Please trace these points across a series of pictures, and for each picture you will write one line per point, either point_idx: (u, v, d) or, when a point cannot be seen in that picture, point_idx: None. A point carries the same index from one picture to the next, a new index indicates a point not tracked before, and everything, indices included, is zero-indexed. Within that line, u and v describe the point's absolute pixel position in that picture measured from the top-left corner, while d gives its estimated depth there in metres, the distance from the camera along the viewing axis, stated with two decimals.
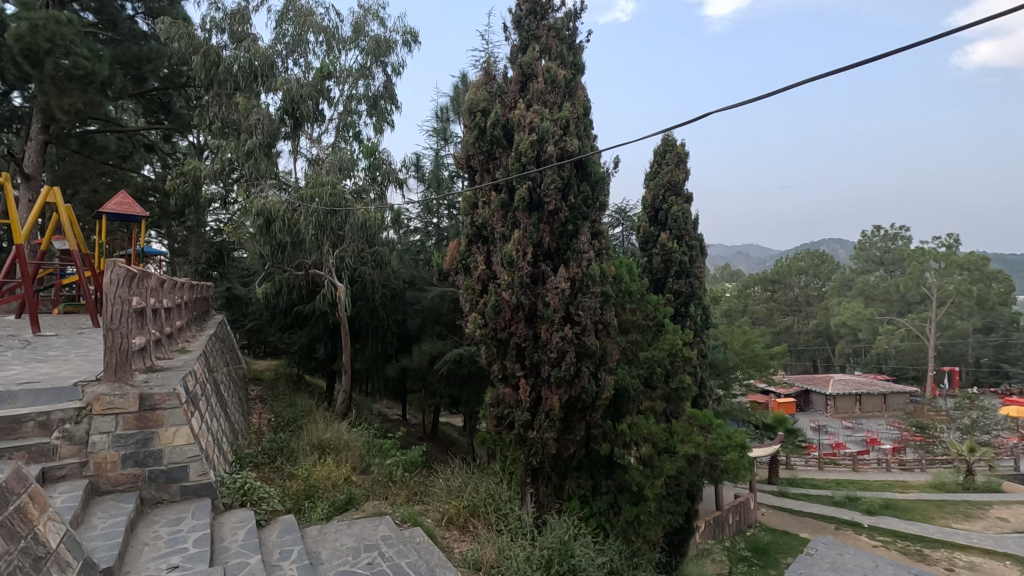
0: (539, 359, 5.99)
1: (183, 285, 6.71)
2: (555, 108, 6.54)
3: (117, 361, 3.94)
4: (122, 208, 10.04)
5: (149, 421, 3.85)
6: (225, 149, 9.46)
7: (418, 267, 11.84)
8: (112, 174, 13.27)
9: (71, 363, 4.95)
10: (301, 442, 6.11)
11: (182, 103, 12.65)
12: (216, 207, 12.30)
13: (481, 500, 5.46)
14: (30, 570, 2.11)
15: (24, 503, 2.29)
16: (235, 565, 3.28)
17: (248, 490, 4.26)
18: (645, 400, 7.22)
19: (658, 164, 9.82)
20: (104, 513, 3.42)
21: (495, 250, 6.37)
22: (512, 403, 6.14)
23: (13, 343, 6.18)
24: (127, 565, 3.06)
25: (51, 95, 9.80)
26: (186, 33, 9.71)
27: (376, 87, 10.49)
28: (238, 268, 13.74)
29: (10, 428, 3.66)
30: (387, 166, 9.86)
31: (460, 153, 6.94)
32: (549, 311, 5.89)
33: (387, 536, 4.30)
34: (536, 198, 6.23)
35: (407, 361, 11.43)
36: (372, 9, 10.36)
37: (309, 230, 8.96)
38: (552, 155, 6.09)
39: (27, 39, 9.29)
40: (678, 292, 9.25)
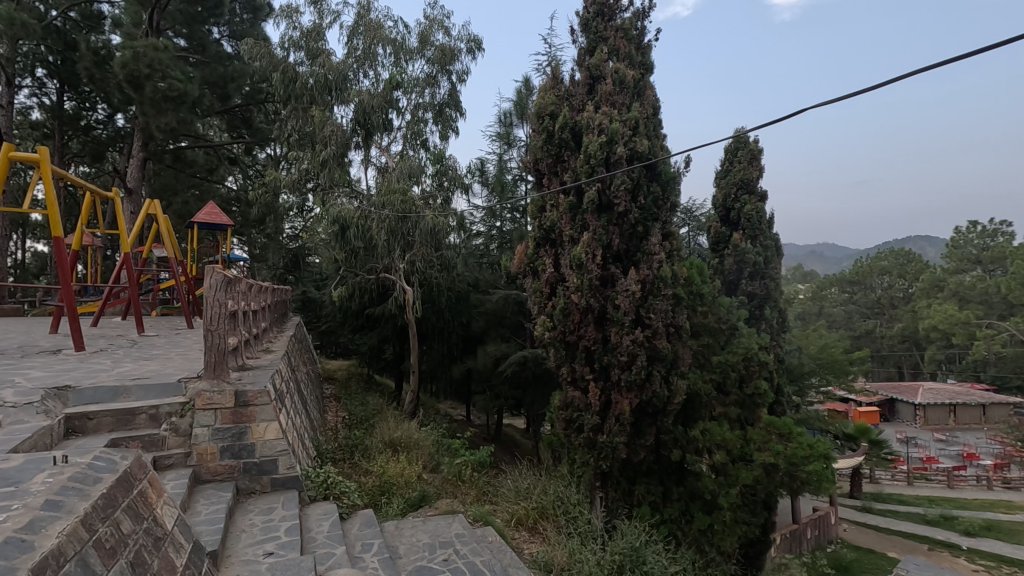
0: (608, 362, 5.95)
1: (265, 289, 7.14)
2: (623, 109, 6.47)
3: (215, 360, 4.24)
4: (210, 217, 10.81)
5: (244, 416, 4.13)
6: (303, 160, 10.01)
7: (483, 271, 12.09)
8: (200, 186, 14.60)
9: (173, 361, 5.41)
10: (374, 439, 6.34)
11: (261, 118, 13.51)
12: (293, 216, 13.03)
13: (549, 503, 5.49)
14: (151, 549, 2.32)
15: (145, 488, 2.54)
16: (323, 554, 3.45)
17: (330, 485, 4.48)
18: (718, 406, 7.02)
19: (730, 162, 9.45)
20: (206, 500, 3.69)
21: (564, 253, 6.40)
22: (581, 407, 6.11)
23: (122, 342, 6.82)
24: (228, 549, 3.29)
25: (151, 115, 10.73)
26: (266, 53, 10.36)
27: (441, 95, 10.80)
28: (312, 273, 14.53)
29: (125, 420, 4.02)
30: (454, 172, 10.09)
31: (528, 157, 7.04)
32: (619, 314, 5.83)
33: (461, 534, 4.40)
34: (606, 199, 6.21)
35: (472, 363, 11.69)
36: (438, 18, 10.65)
37: (381, 236, 9.37)
38: (622, 156, 6.05)
39: (130, 66, 10.24)
40: (753, 294, 8.88)
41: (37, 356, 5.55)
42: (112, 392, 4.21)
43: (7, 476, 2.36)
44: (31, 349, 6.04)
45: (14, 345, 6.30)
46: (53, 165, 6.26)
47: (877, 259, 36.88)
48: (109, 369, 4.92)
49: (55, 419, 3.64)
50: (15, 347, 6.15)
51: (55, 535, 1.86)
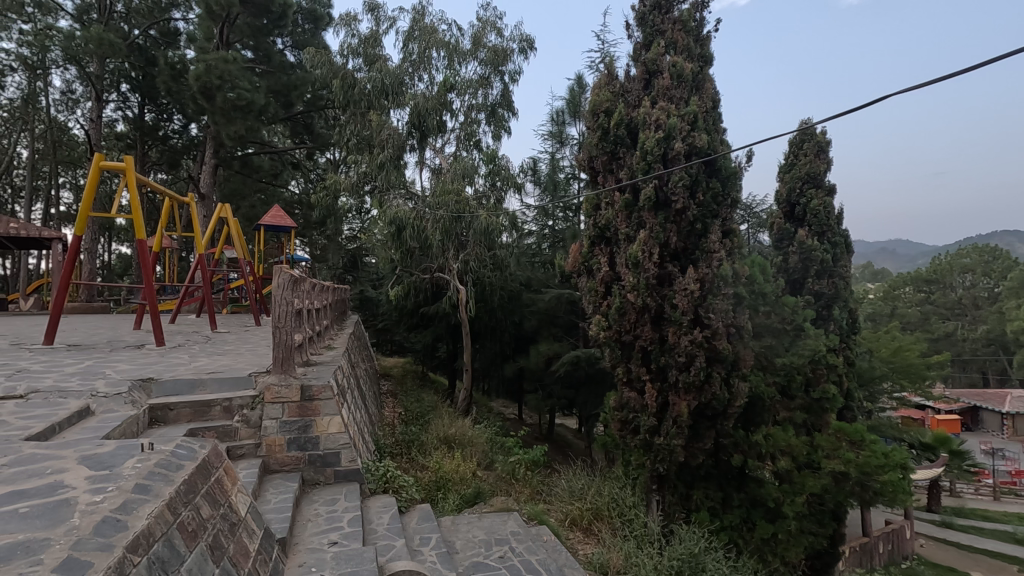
0: (666, 363, 5.83)
1: (326, 288, 7.41)
2: (681, 104, 6.31)
3: (281, 357, 4.43)
4: (275, 220, 11.34)
5: (309, 410, 4.32)
6: (361, 163, 10.34)
7: (534, 270, 12.16)
8: (266, 191, 15.35)
9: (243, 357, 5.71)
10: (429, 435, 6.47)
11: (322, 124, 14.05)
12: (351, 218, 13.50)
13: (604, 504, 5.44)
14: (227, 533, 2.44)
15: (222, 476, 2.69)
16: (383, 546, 3.55)
17: (390, 479, 4.59)
18: (782, 410, 6.78)
19: (794, 156, 9.03)
20: (275, 490, 3.86)
21: (619, 252, 6.33)
22: (637, 408, 6.01)
23: (197, 338, 7.27)
24: (296, 536, 3.44)
25: (222, 124, 11.37)
26: (327, 60, 10.75)
27: (494, 95, 10.90)
28: (368, 273, 15.02)
29: (201, 411, 4.26)
30: (506, 172, 10.14)
31: (582, 154, 7.00)
32: (677, 313, 5.69)
33: (516, 532, 4.42)
34: (663, 197, 6.09)
35: (524, 362, 11.75)
36: (491, 20, 10.73)
37: (436, 236, 9.57)
38: (680, 152, 5.93)
39: (204, 78, 10.93)
40: (820, 293, 8.44)
41: (124, 350, 5.99)
42: (189, 384, 4.48)
43: (101, 460, 2.55)
44: (118, 344, 6.53)
45: (103, 340, 6.83)
46: (138, 173, 6.71)
47: (958, 256, 34.29)
48: (187, 363, 5.25)
49: (141, 409, 3.91)
50: (105, 342, 6.65)
51: (145, 516, 2.00)
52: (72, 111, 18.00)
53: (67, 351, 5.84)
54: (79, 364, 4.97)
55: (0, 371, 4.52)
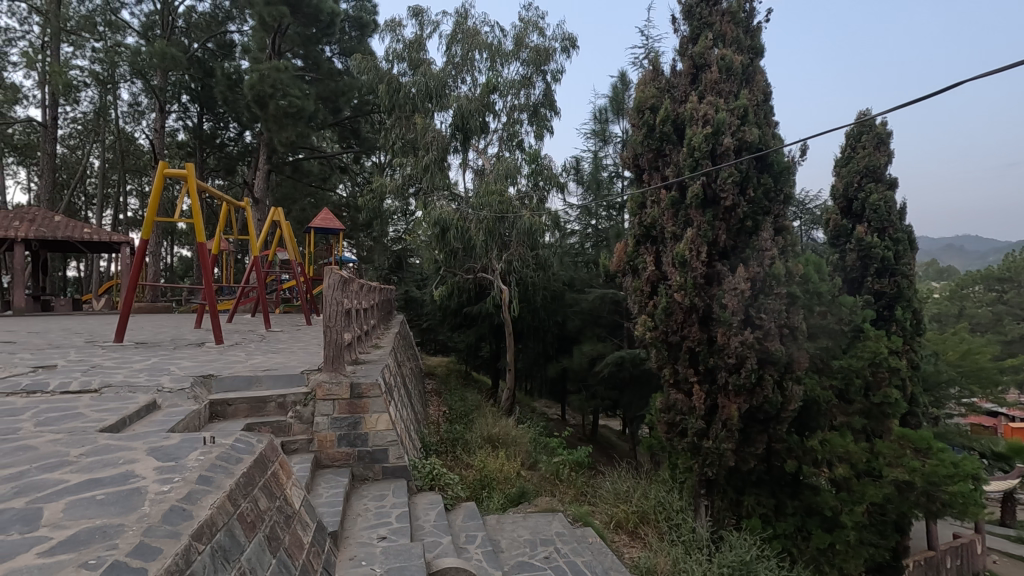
0: (714, 365, 5.68)
1: (373, 288, 7.57)
2: (729, 98, 6.15)
3: (332, 355, 4.57)
4: (325, 222, 11.70)
5: (358, 407, 4.44)
6: (406, 165, 10.53)
7: (578, 270, 12.13)
8: (315, 195, 15.85)
9: (296, 355, 5.92)
10: (473, 433, 6.52)
11: (368, 128, 14.41)
12: (396, 219, 13.77)
13: (650, 507, 5.35)
14: (283, 525, 2.54)
15: (277, 469, 2.80)
16: (430, 543, 3.60)
17: (436, 476, 4.66)
18: (839, 415, 6.51)
19: (852, 148, 8.63)
20: (326, 484, 3.98)
21: (665, 251, 6.22)
22: (684, 410, 5.89)
23: (253, 336, 7.57)
24: (347, 530, 3.53)
25: (274, 131, 11.82)
26: (373, 66, 11.01)
27: (536, 95, 10.91)
28: (413, 273, 15.31)
29: (257, 407, 4.44)
30: (549, 171, 10.12)
31: (626, 152, 6.92)
32: (726, 313, 5.54)
33: (561, 533, 4.41)
34: (711, 194, 5.94)
35: (567, 362, 11.70)
36: (533, 20, 10.74)
37: (480, 236, 9.65)
38: (729, 148, 5.78)
39: (257, 87, 11.40)
40: (880, 292, 8.03)
41: (186, 348, 6.31)
42: (246, 381, 4.68)
43: (168, 452, 2.70)
44: (181, 342, 6.89)
45: (167, 338, 7.21)
46: (198, 180, 7.04)
47: None
48: (244, 360, 5.49)
49: (202, 404, 4.12)
50: (169, 340, 7.04)
51: (208, 507, 2.10)
52: (138, 122, 19.11)
53: (135, 348, 6.21)
54: (147, 361, 5.27)
55: (77, 367, 4.84)
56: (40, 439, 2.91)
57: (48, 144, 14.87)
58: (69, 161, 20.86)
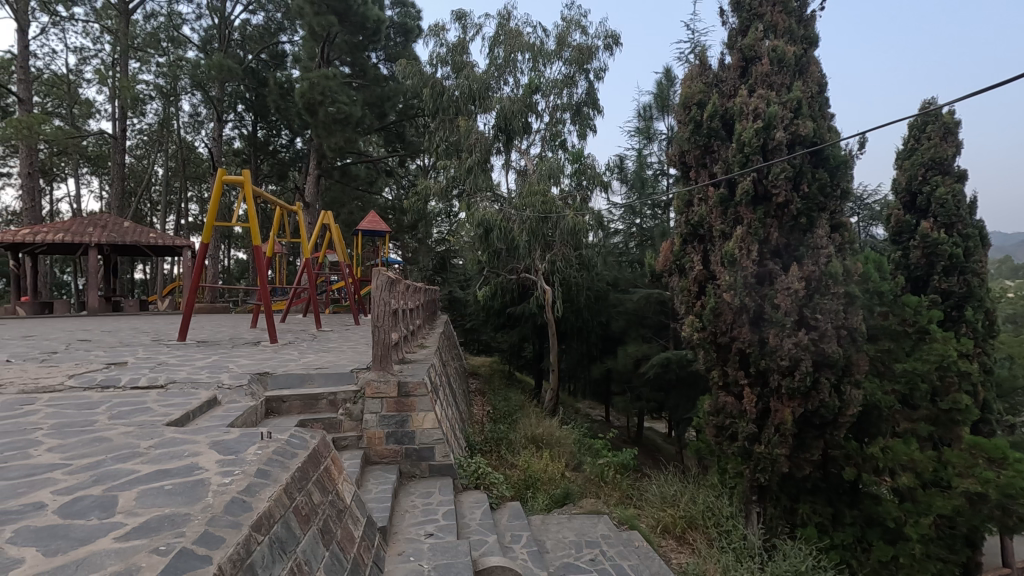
0: (766, 367, 5.49)
1: (418, 288, 7.70)
2: (782, 91, 5.94)
3: (381, 354, 4.67)
4: (372, 225, 12.02)
5: (405, 405, 4.52)
6: (450, 167, 10.66)
7: (622, 270, 12.00)
8: (363, 198, 16.27)
9: (345, 354, 6.09)
10: (517, 434, 6.54)
11: (413, 132, 14.70)
12: (440, 221, 13.98)
13: (699, 513, 5.21)
14: (336, 519, 2.62)
15: (329, 465, 2.90)
16: (476, 541, 3.64)
17: (481, 475, 4.70)
18: (902, 421, 6.17)
19: (915, 140, 8.18)
20: (375, 480, 4.07)
21: (714, 250, 6.07)
22: (734, 413, 5.71)
23: (305, 336, 7.84)
24: (395, 526, 3.61)
25: (323, 137, 12.20)
26: (418, 70, 11.21)
27: (579, 94, 10.86)
28: (456, 274, 15.52)
29: (310, 404, 4.59)
30: (592, 171, 10.05)
31: (672, 150, 6.80)
32: (778, 314, 5.34)
33: (607, 535, 4.37)
34: (763, 190, 5.76)
35: (611, 363, 11.58)
36: (575, 18, 10.68)
37: (523, 237, 9.67)
38: (782, 142, 5.60)
39: (308, 95, 11.83)
40: (948, 291, 7.56)
41: (243, 346, 6.61)
42: (299, 378, 4.85)
43: (229, 446, 2.83)
44: (238, 341, 7.22)
45: (226, 337, 7.56)
46: (254, 186, 7.35)
47: None
48: (297, 359, 5.69)
49: (259, 400, 4.29)
50: (228, 339, 7.39)
51: (266, 499, 2.19)
52: (198, 132, 20.14)
53: (197, 346, 6.55)
54: (208, 359, 5.55)
55: (145, 364, 5.14)
56: (114, 431, 3.11)
57: (118, 154, 15.87)
58: (136, 170, 22.20)
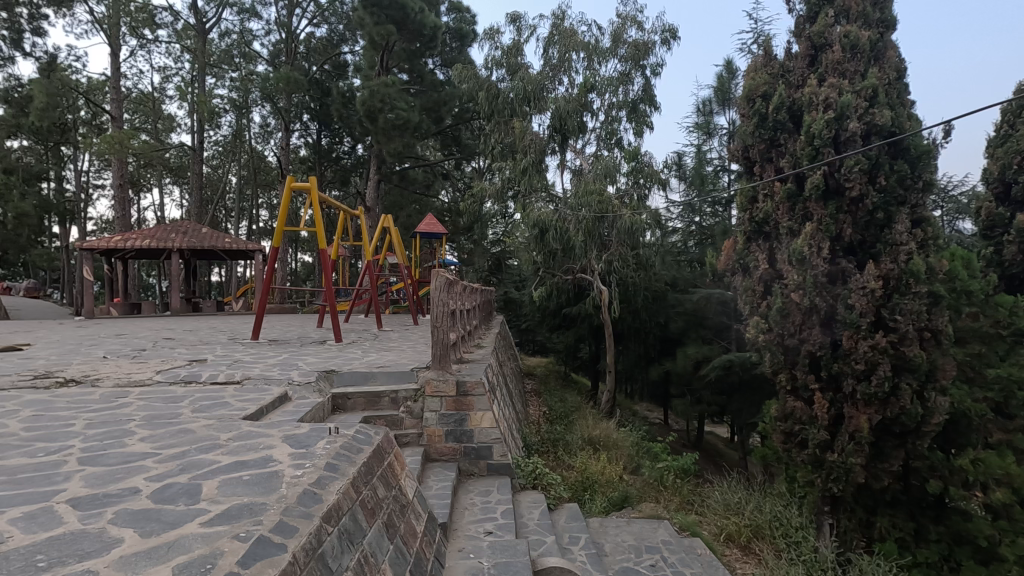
0: (840, 371, 5.22)
1: (474, 289, 7.78)
2: (855, 78, 5.63)
3: (440, 353, 4.76)
4: (429, 227, 12.25)
5: (464, 404, 4.60)
6: (506, 169, 10.73)
7: (681, 269, 11.71)
8: (420, 201, 16.65)
9: (406, 353, 6.24)
10: (574, 435, 6.49)
11: (468, 135, 14.92)
12: (496, 221, 14.11)
13: (765, 522, 4.99)
14: (399, 513, 2.70)
15: (392, 461, 2.99)
16: (535, 541, 3.65)
17: (539, 475, 4.71)
18: (996, 432, 5.69)
19: (1009, 125, 7.53)
20: (435, 477, 4.15)
21: (781, 248, 5.82)
22: (803, 419, 5.43)
23: (367, 336, 8.09)
24: (456, 523, 3.67)
25: (383, 143, 12.58)
26: (474, 74, 11.36)
27: (635, 91, 10.69)
28: (512, 275, 15.64)
29: (373, 401, 4.73)
30: (650, 169, 9.87)
31: (735, 144, 6.57)
32: (853, 315, 5.10)
33: (668, 541, 4.28)
34: (834, 184, 5.51)
35: (670, 365, 11.30)
36: (631, 14, 10.52)
37: (579, 237, 9.59)
38: (856, 133, 5.32)
39: (369, 103, 12.27)
40: None
41: (310, 345, 6.91)
42: (363, 376, 5.01)
43: (300, 440, 2.98)
44: (305, 340, 7.56)
45: (294, 337, 7.92)
46: (319, 191, 7.65)
47: None
48: (361, 358, 5.89)
49: (326, 397, 4.47)
50: (296, 338, 7.72)
51: (335, 492, 2.29)
52: (267, 142, 21.22)
53: (268, 345, 6.91)
54: (279, 357, 5.83)
55: (222, 360, 5.48)
56: (196, 424, 3.33)
57: (196, 165, 16.99)
58: (212, 179, 23.68)
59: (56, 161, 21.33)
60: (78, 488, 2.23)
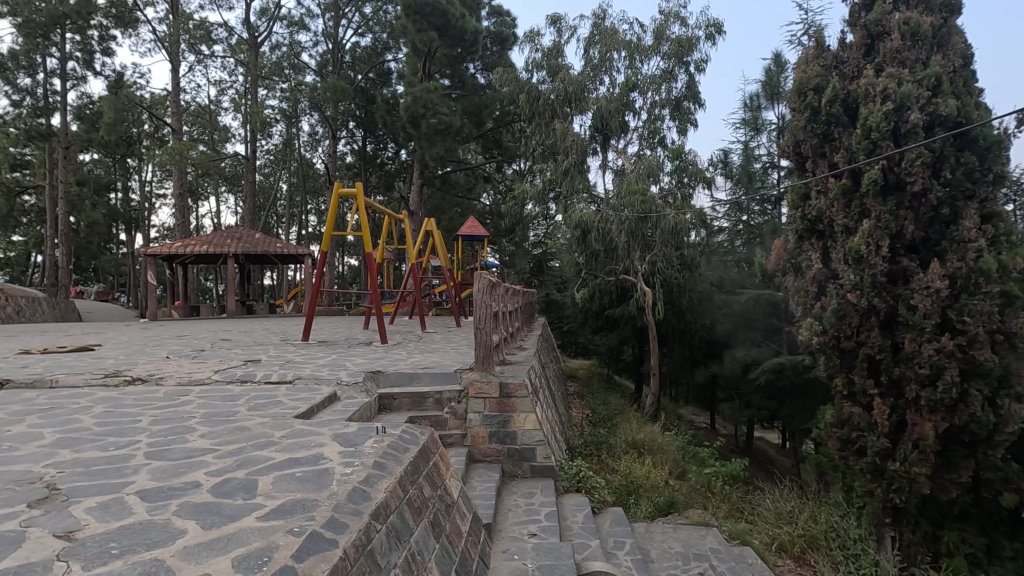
0: (902, 375, 4.96)
1: (516, 291, 7.80)
2: (917, 67, 5.35)
3: (483, 355, 4.79)
4: (471, 230, 12.36)
5: (508, 405, 4.62)
6: (547, 171, 10.72)
7: (727, 270, 11.41)
8: (462, 204, 16.83)
9: (450, 354, 6.33)
10: (617, 438, 6.41)
11: (510, 138, 15.00)
12: (537, 223, 14.12)
13: (821, 533, 4.79)
14: (444, 513, 2.73)
15: (437, 461, 3.03)
16: (579, 544, 3.62)
17: (582, 478, 4.67)
18: None
19: None
20: (480, 477, 4.18)
21: (836, 247, 5.59)
22: (862, 426, 5.18)
23: (411, 337, 8.23)
24: (500, 524, 3.69)
25: (426, 147, 12.81)
26: (514, 77, 11.41)
27: (678, 89, 10.49)
28: (553, 277, 15.62)
29: (418, 402, 4.78)
30: (694, 167, 9.67)
31: (785, 140, 6.36)
32: (916, 316, 4.84)
33: (716, 549, 4.16)
34: (894, 178, 5.24)
35: (718, 369, 11.01)
36: (674, 10, 10.33)
37: (622, 238, 9.48)
38: (918, 125, 5.05)
39: (412, 109, 12.50)
40: None
41: (357, 346, 7.10)
42: (409, 377, 5.10)
43: (349, 439, 3.06)
44: (353, 341, 7.77)
45: (342, 338, 8.14)
46: (365, 197, 7.84)
47: None
48: (406, 359, 6.01)
49: (373, 397, 4.57)
50: (344, 339, 7.95)
51: (383, 490, 2.34)
52: (315, 150, 21.95)
53: (318, 346, 7.14)
54: (328, 358, 6.02)
55: (276, 361, 5.69)
56: (252, 421, 3.48)
57: (250, 173, 17.74)
58: (264, 186, 24.69)
59: (123, 172, 22.69)
60: (145, 480, 2.36)
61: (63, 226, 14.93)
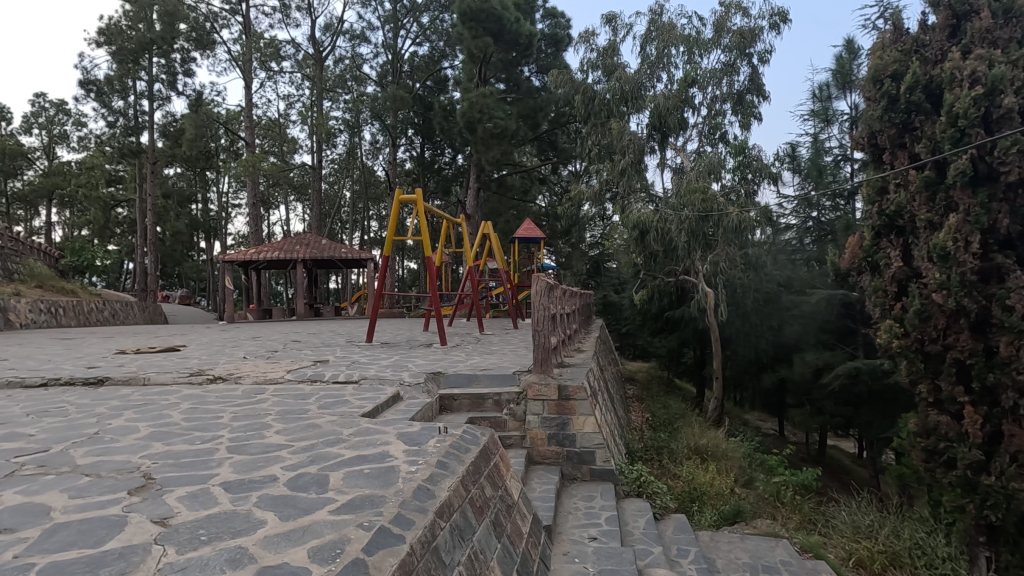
0: (996, 382, 4.57)
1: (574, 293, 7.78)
2: (1010, 47, 4.93)
3: (542, 357, 4.81)
4: (527, 232, 12.42)
5: (567, 407, 4.62)
6: (603, 171, 10.60)
7: (796, 269, 10.88)
8: (518, 207, 16.92)
9: (508, 356, 6.38)
10: (679, 443, 6.25)
11: (565, 139, 14.98)
12: (593, 224, 14.01)
13: (905, 550, 4.47)
14: (505, 513, 2.76)
15: (498, 461, 3.08)
16: (641, 550, 3.56)
17: (643, 483, 4.58)
18: None
19: None
20: (540, 479, 4.18)
21: (919, 243, 5.22)
22: (950, 436, 4.81)
23: (470, 339, 8.37)
24: (561, 526, 3.68)
25: (482, 151, 12.99)
26: (569, 79, 11.35)
27: (740, 82, 10.13)
28: (611, 278, 15.41)
29: (477, 403, 4.83)
30: (758, 163, 9.29)
31: (859, 132, 6.01)
32: (1013, 318, 4.44)
33: (788, 562, 3.98)
34: (985, 168, 4.84)
35: (786, 373, 10.52)
36: (735, 1, 9.98)
37: (682, 238, 9.24)
38: (1013, 109, 4.64)
39: (468, 114, 12.72)
40: None
41: (418, 348, 7.29)
42: (469, 378, 5.18)
43: (413, 437, 3.15)
44: (415, 343, 7.98)
45: (403, 340, 8.38)
46: (424, 202, 8.05)
47: None
48: (466, 361, 6.12)
49: (434, 398, 4.67)
50: (406, 341, 8.18)
51: (447, 488, 2.40)
52: (377, 157, 22.68)
53: (381, 348, 7.39)
54: (392, 359, 6.22)
55: (343, 362, 5.93)
56: (322, 419, 3.64)
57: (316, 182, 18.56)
58: (329, 195, 25.80)
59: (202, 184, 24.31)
60: (228, 473, 2.52)
61: (151, 236, 16.14)
